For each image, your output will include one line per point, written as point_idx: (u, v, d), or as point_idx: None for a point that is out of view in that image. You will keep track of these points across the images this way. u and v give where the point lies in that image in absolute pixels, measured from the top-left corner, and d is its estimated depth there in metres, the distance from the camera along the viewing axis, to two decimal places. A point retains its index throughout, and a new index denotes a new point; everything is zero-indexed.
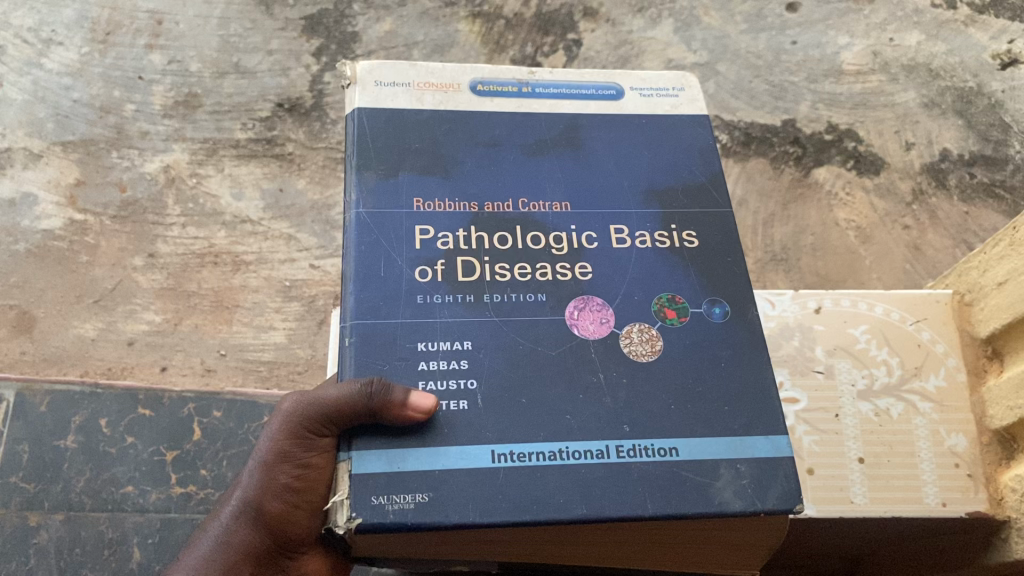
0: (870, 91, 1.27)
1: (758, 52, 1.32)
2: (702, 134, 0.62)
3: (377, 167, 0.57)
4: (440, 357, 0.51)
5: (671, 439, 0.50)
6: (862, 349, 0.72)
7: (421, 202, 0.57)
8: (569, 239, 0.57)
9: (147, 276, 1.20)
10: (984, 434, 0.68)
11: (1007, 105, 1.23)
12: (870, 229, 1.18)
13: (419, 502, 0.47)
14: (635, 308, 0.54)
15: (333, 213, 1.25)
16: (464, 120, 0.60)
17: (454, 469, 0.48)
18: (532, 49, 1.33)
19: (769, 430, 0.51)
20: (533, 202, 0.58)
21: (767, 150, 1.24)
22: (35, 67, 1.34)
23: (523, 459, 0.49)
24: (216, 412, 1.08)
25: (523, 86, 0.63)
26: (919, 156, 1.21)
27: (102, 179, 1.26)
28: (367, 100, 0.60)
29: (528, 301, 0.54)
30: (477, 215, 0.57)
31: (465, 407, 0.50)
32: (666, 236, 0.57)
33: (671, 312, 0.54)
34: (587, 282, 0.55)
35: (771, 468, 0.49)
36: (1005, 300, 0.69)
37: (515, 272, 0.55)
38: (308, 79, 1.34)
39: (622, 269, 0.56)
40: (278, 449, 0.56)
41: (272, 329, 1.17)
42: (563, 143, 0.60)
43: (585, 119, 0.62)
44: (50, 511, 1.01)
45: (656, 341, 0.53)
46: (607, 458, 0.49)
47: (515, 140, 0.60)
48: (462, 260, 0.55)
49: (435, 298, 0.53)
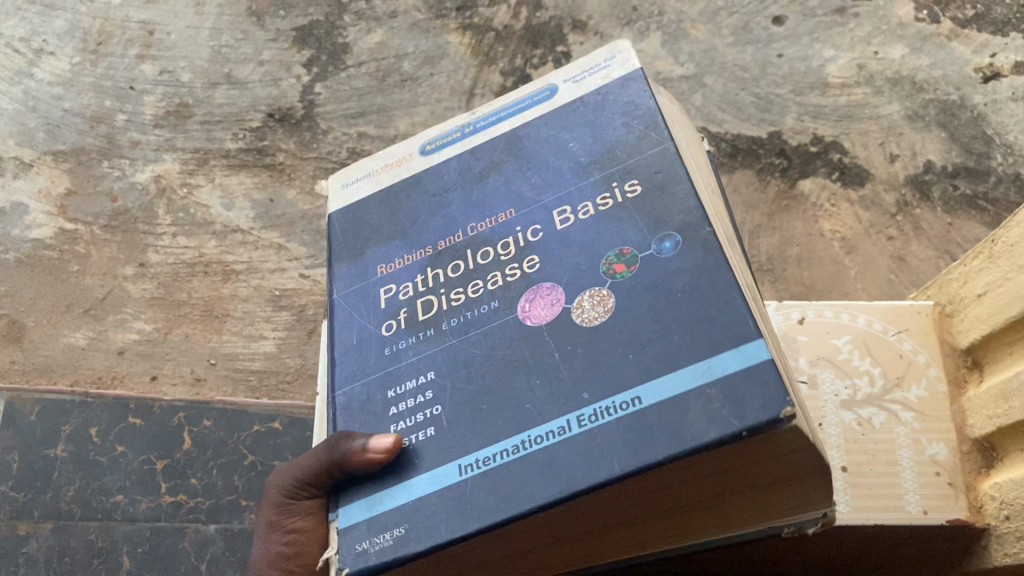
0: (856, 103, 1.28)
1: (744, 65, 1.34)
2: (635, 89, 0.56)
3: (348, 256, 0.59)
4: (408, 396, 0.51)
5: (632, 389, 0.44)
6: (845, 359, 0.74)
7: (386, 266, 0.57)
8: (517, 242, 0.53)
9: (138, 286, 1.20)
10: (964, 443, 0.69)
11: (989, 118, 1.24)
12: (855, 240, 1.20)
13: (396, 537, 0.46)
14: (587, 274, 0.49)
15: (323, 223, 1.25)
16: (419, 179, 0.60)
17: (425, 496, 0.47)
18: (521, 62, 1.34)
19: (737, 341, 0.43)
20: (480, 223, 0.55)
21: (753, 162, 1.26)
22: (27, 77, 1.35)
23: (486, 464, 0.46)
24: (207, 422, 1.08)
25: (466, 127, 0.61)
26: (903, 168, 1.23)
27: (93, 189, 1.27)
28: (334, 204, 0.62)
29: (481, 314, 0.51)
30: (433, 257, 0.55)
31: (433, 434, 0.49)
32: (609, 197, 0.52)
33: (620, 267, 0.49)
34: (535, 273, 0.51)
35: (746, 381, 0.42)
36: (984, 312, 0.70)
37: (468, 292, 0.52)
38: (299, 89, 1.35)
39: (568, 246, 0.51)
40: (269, 519, 0.62)
41: (262, 338, 1.17)
42: (506, 158, 0.57)
43: (525, 129, 0.58)
44: (40, 520, 1.02)
45: (608, 299, 0.48)
46: (568, 432, 0.45)
47: (460, 177, 0.58)
48: (422, 301, 0.54)
49: (400, 345, 0.53)
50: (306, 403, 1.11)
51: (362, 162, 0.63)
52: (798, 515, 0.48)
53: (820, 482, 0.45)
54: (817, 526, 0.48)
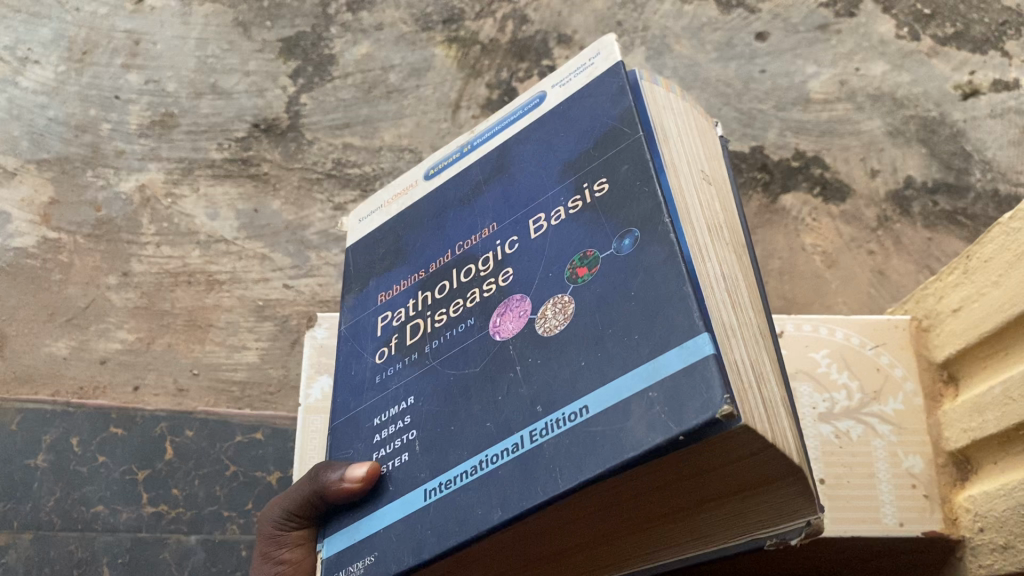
0: (837, 119, 1.30)
1: (727, 80, 1.35)
2: (611, 83, 0.53)
3: (358, 285, 0.63)
4: (390, 423, 0.54)
5: (582, 399, 0.44)
6: (824, 373, 0.74)
7: (385, 293, 0.60)
8: (496, 254, 0.54)
9: (120, 295, 1.20)
10: (940, 455, 0.70)
11: (968, 134, 1.26)
12: (836, 254, 1.22)
13: (365, 565, 0.49)
14: (553, 282, 0.50)
15: (308, 233, 1.25)
16: (418, 206, 0.62)
17: (395, 523, 0.50)
18: (507, 75, 1.35)
19: (681, 340, 0.42)
20: (467, 239, 0.57)
21: (735, 176, 1.28)
22: (11, 85, 1.35)
23: (449, 486, 0.48)
24: (189, 432, 1.07)
25: (465, 146, 0.62)
26: (884, 183, 1.25)
27: (77, 198, 1.26)
28: (351, 238, 0.66)
29: (458, 332, 0.53)
30: (423, 280, 0.58)
31: (405, 460, 0.51)
32: (580, 198, 0.51)
33: (581, 270, 0.48)
34: (507, 288, 0.52)
35: (681, 384, 0.41)
36: (959, 326, 0.71)
37: (450, 313, 0.55)
38: (285, 100, 1.35)
39: (539, 256, 0.51)
40: (260, 551, 0.65)
41: (244, 349, 1.17)
42: (492, 174, 0.58)
43: (513, 142, 0.58)
44: (20, 530, 1.01)
45: (569, 305, 0.48)
46: (520, 449, 0.46)
47: (452, 198, 0.60)
48: (411, 325, 0.57)
49: (388, 372, 0.56)
50: (289, 414, 1.11)
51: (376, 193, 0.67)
52: (782, 525, 0.46)
53: (798, 485, 0.44)
54: (801, 537, 0.46)
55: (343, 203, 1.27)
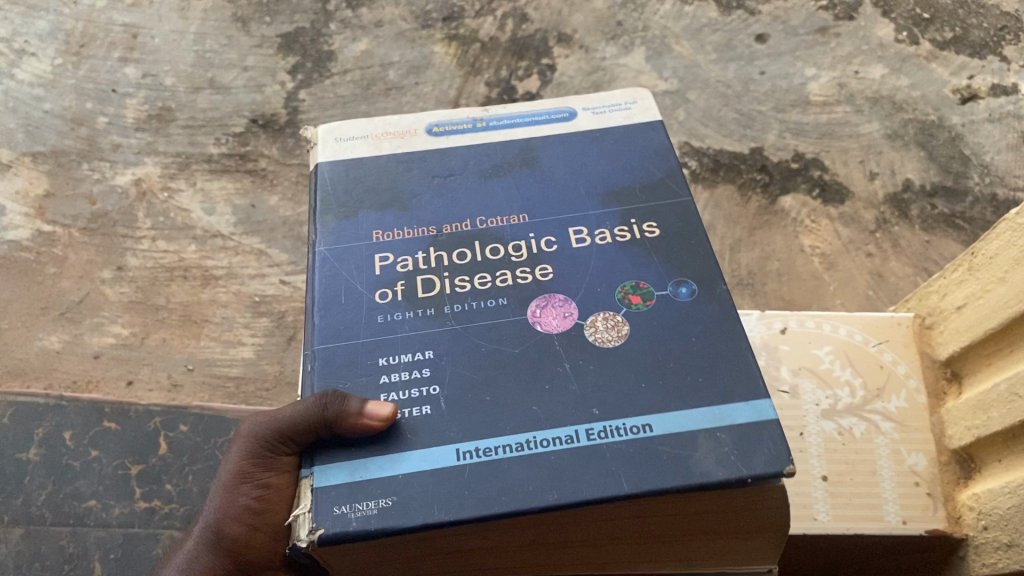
0: (836, 122, 1.30)
1: (727, 81, 1.35)
2: (656, 138, 0.61)
3: (343, 210, 0.58)
4: (402, 369, 0.50)
5: (643, 417, 0.47)
6: (826, 369, 0.74)
7: (380, 233, 0.56)
8: (530, 246, 0.55)
9: (115, 289, 1.19)
10: (943, 454, 0.70)
11: (967, 139, 1.26)
12: (834, 256, 1.20)
13: (382, 508, 0.44)
14: (602, 296, 0.52)
15: (304, 230, 1.24)
16: (426, 158, 0.60)
17: (418, 473, 0.46)
18: (506, 73, 1.35)
19: (748, 397, 0.47)
20: (491, 218, 0.57)
21: (735, 177, 1.27)
22: (7, 77, 1.34)
23: (488, 454, 0.46)
24: (183, 427, 1.06)
25: (479, 122, 0.63)
26: (882, 186, 1.25)
27: (72, 191, 1.25)
28: (326, 153, 0.61)
29: (486, 307, 0.52)
30: (436, 237, 0.56)
31: (428, 412, 0.48)
32: (627, 231, 0.55)
33: (635, 298, 0.52)
34: (548, 282, 0.53)
35: (753, 433, 0.45)
36: (963, 323, 0.71)
37: (475, 282, 0.53)
38: (283, 96, 1.35)
39: (583, 264, 0.54)
40: (238, 470, 0.55)
41: (240, 344, 1.16)
42: (519, 163, 0.60)
43: (539, 141, 0.61)
44: (10, 525, 0.99)
45: (622, 326, 0.51)
46: (576, 442, 0.46)
47: (471, 168, 0.59)
48: (422, 278, 0.54)
49: (396, 316, 0.52)
50: None
51: (360, 123, 0.63)
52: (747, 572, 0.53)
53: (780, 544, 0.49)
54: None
55: None
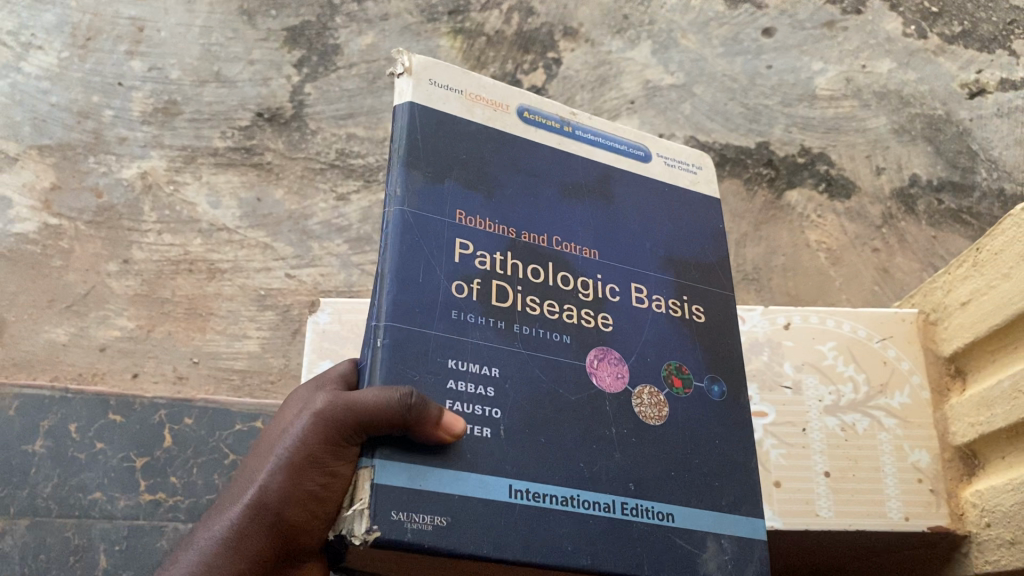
0: (843, 116, 1.30)
1: (733, 76, 1.35)
2: (714, 217, 0.64)
3: (428, 170, 0.54)
4: (468, 379, 0.50)
5: (669, 505, 0.51)
6: (830, 365, 0.73)
7: (463, 215, 0.54)
8: (596, 287, 0.56)
9: (121, 282, 1.19)
10: (946, 450, 0.70)
11: (974, 134, 1.27)
12: (840, 251, 1.20)
13: (437, 525, 0.45)
14: (651, 367, 0.55)
15: (310, 223, 1.25)
16: (511, 143, 0.58)
17: (471, 497, 0.46)
18: (511, 67, 1.35)
19: (751, 512, 0.53)
20: (565, 242, 0.57)
21: (741, 172, 1.26)
22: (14, 71, 1.34)
23: (537, 500, 0.48)
24: (188, 420, 1.06)
25: (565, 125, 0.61)
26: (889, 181, 1.24)
27: (78, 184, 1.25)
28: (419, 94, 0.56)
29: (552, 340, 0.53)
30: (514, 242, 0.55)
31: (488, 435, 0.48)
32: (679, 306, 0.58)
33: (677, 381, 0.55)
34: (609, 334, 0.55)
35: (749, 551, 0.51)
36: (968, 319, 0.70)
37: (544, 308, 0.54)
38: (289, 90, 1.35)
39: (638, 328, 0.56)
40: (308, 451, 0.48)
41: (246, 337, 1.16)
42: (596, 190, 0.60)
43: (616, 172, 0.61)
44: (16, 517, 0.99)
45: (663, 406, 0.54)
46: (611, 512, 0.49)
47: (554, 177, 0.59)
48: (497, 284, 0.53)
49: (468, 317, 0.51)
50: None
51: (456, 70, 0.59)
52: None
53: None
54: None
55: (345, 193, 1.27)
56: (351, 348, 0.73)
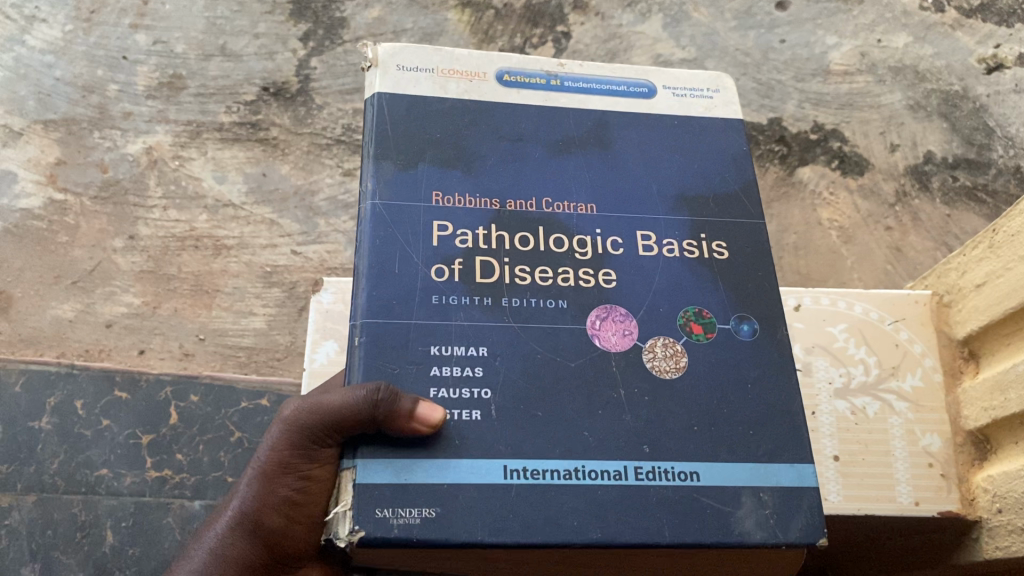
0: (857, 92, 1.28)
1: (746, 50, 1.33)
2: (736, 140, 0.59)
3: (399, 159, 0.54)
4: (453, 363, 0.49)
5: (692, 463, 0.48)
6: (840, 347, 0.72)
7: (440, 195, 0.53)
8: (595, 243, 0.54)
9: (127, 258, 1.18)
10: (958, 434, 0.69)
11: (991, 109, 1.25)
12: (852, 229, 1.18)
13: (425, 518, 0.45)
14: (663, 320, 0.52)
15: (317, 200, 1.24)
16: (492, 112, 0.57)
17: (463, 484, 0.46)
18: (520, 41, 1.33)
19: (795, 458, 0.49)
20: (557, 202, 0.55)
21: (753, 148, 1.24)
22: (18, 44, 1.32)
23: (538, 477, 0.46)
24: (194, 397, 1.06)
25: (553, 78, 0.59)
26: (903, 158, 1.23)
27: (83, 159, 1.25)
28: (386, 84, 0.56)
29: (546, 308, 0.51)
30: (499, 214, 0.54)
31: (478, 418, 0.48)
32: (695, 245, 0.55)
33: (697, 327, 0.52)
34: (611, 290, 0.52)
35: (795, 500, 0.48)
36: (983, 302, 0.69)
37: (536, 276, 0.52)
38: (295, 64, 1.33)
39: (647, 279, 0.53)
40: (280, 459, 0.53)
41: (252, 315, 1.16)
42: (591, 141, 0.57)
43: (613, 117, 0.58)
44: (23, 493, 0.99)
45: (681, 357, 0.51)
46: (624, 479, 0.47)
47: (542, 136, 0.57)
48: (481, 259, 0.52)
49: (451, 299, 0.50)
50: (295, 380, 1.11)
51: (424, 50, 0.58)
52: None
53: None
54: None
55: (352, 169, 1.26)
56: None
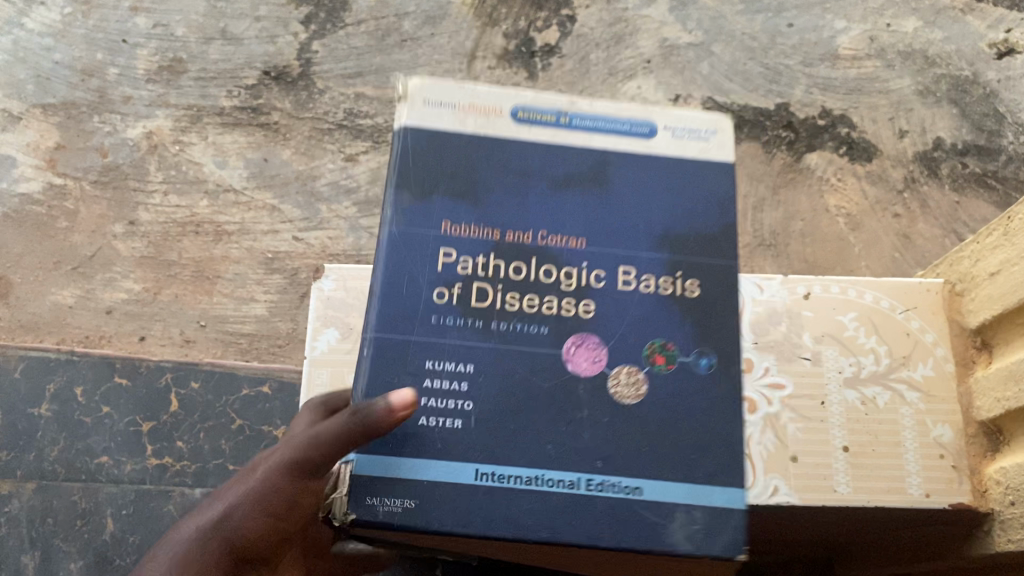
0: (865, 77, 1.26)
1: (753, 34, 1.31)
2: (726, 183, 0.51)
3: (410, 186, 0.50)
4: (444, 383, 0.47)
5: (639, 478, 0.46)
6: (851, 336, 0.70)
7: (447, 225, 0.49)
8: (580, 275, 0.49)
9: (127, 244, 1.17)
10: (970, 425, 0.68)
11: (1001, 95, 1.23)
12: (860, 217, 1.17)
13: (405, 507, 0.44)
14: (630, 347, 0.48)
15: (318, 185, 1.23)
16: (501, 149, 0.51)
17: (439, 480, 0.45)
18: (525, 24, 1.31)
19: (731, 482, 0.46)
20: (552, 236, 0.50)
21: (760, 133, 1.23)
22: (17, 27, 1.31)
23: (504, 480, 0.45)
24: (194, 384, 1.05)
25: (564, 115, 0.52)
26: (912, 144, 1.21)
27: (83, 144, 1.23)
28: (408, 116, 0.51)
29: (532, 334, 0.48)
30: (499, 244, 0.49)
31: (457, 428, 0.46)
32: (670, 282, 0.49)
33: (661, 358, 0.48)
34: (589, 321, 0.49)
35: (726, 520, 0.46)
36: (997, 291, 0.68)
37: (525, 306, 0.48)
38: (297, 47, 1.31)
39: (622, 309, 0.49)
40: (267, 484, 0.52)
41: (253, 301, 1.15)
42: (592, 178, 0.51)
43: (618, 156, 0.51)
44: (22, 480, 0.98)
45: (641, 385, 0.48)
46: (575, 488, 0.46)
47: (548, 171, 0.51)
48: (479, 287, 0.49)
49: (447, 323, 0.48)
50: (295, 368, 1.09)
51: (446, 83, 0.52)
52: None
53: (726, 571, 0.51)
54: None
55: (354, 154, 1.24)
56: (356, 315, 0.71)
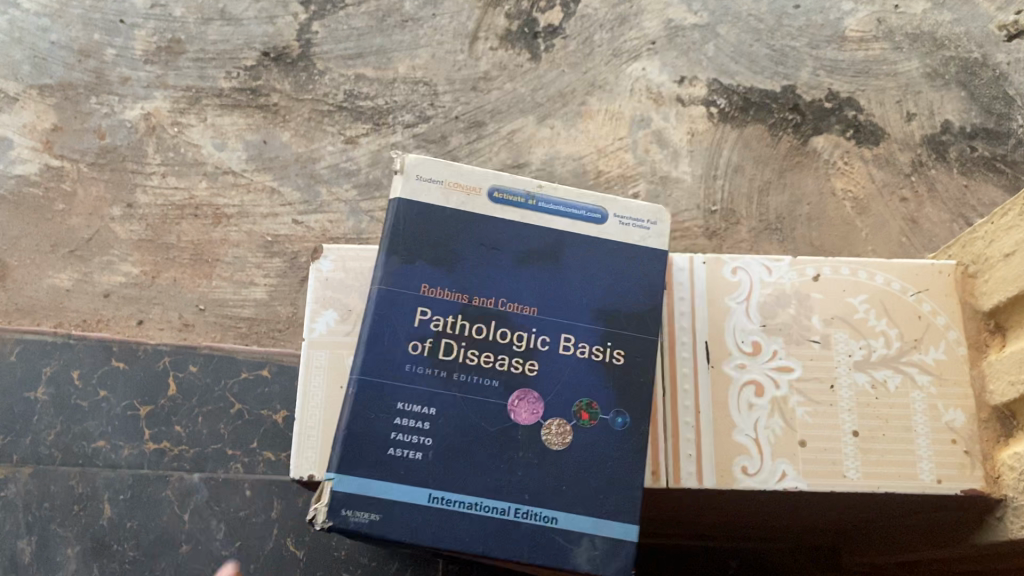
0: (873, 59, 1.24)
1: (759, 16, 1.28)
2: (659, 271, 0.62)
3: (399, 251, 0.60)
4: (412, 417, 0.57)
5: (553, 510, 0.56)
6: (861, 319, 0.69)
7: (427, 287, 0.60)
8: (529, 338, 0.60)
9: (125, 227, 1.16)
10: (982, 409, 0.67)
11: (1011, 78, 1.21)
12: (867, 201, 1.16)
13: (370, 519, 0.55)
14: (563, 403, 0.59)
15: (318, 167, 1.21)
16: (475, 224, 0.61)
17: (400, 500, 0.56)
18: (528, 5, 1.29)
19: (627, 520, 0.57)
20: (508, 303, 0.60)
21: (766, 116, 1.22)
22: (12, 6, 1.29)
23: (448, 502, 0.56)
24: (193, 367, 1.04)
25: (532, 197, 0.62)
26: (920, 127, 1.20)
27: (80, 126, 1.22)
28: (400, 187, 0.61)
29: (483, 386, 0.59)
30: (466, 307, 0.60)
31: (417, 457, 0.57)
32: (600, 352, 0.60)
33: (586, 415, 0.58)
34: (533, 378, 0.59)
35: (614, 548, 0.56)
36: (1012, 273, 0.66)
37: (481, 361, 0.59)
38: (296, 28, 1.29)
39: (557, 372, 0.59)
40: None
41: (252, 285, 1.14)
42: (545, 257, 0.61)
43: (570, 240, 0.62)
44: (19, 464, 0.97)
45: (567, 435, 0.58)
46: (506, 515, 0.56)
47: (514, 247, 0.61)
48: (446, 343, 0.59)
49: (418, 372, 0.59)
50: (295, 351, 1.08)
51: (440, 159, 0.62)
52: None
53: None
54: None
55: (355, 136, 1.23)
56: (356, 297, 0.70)
